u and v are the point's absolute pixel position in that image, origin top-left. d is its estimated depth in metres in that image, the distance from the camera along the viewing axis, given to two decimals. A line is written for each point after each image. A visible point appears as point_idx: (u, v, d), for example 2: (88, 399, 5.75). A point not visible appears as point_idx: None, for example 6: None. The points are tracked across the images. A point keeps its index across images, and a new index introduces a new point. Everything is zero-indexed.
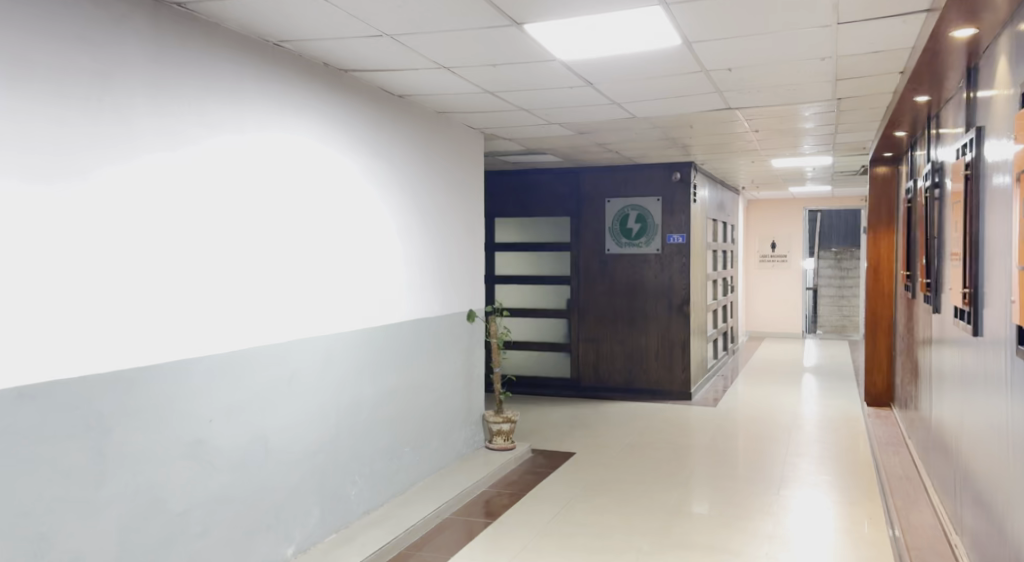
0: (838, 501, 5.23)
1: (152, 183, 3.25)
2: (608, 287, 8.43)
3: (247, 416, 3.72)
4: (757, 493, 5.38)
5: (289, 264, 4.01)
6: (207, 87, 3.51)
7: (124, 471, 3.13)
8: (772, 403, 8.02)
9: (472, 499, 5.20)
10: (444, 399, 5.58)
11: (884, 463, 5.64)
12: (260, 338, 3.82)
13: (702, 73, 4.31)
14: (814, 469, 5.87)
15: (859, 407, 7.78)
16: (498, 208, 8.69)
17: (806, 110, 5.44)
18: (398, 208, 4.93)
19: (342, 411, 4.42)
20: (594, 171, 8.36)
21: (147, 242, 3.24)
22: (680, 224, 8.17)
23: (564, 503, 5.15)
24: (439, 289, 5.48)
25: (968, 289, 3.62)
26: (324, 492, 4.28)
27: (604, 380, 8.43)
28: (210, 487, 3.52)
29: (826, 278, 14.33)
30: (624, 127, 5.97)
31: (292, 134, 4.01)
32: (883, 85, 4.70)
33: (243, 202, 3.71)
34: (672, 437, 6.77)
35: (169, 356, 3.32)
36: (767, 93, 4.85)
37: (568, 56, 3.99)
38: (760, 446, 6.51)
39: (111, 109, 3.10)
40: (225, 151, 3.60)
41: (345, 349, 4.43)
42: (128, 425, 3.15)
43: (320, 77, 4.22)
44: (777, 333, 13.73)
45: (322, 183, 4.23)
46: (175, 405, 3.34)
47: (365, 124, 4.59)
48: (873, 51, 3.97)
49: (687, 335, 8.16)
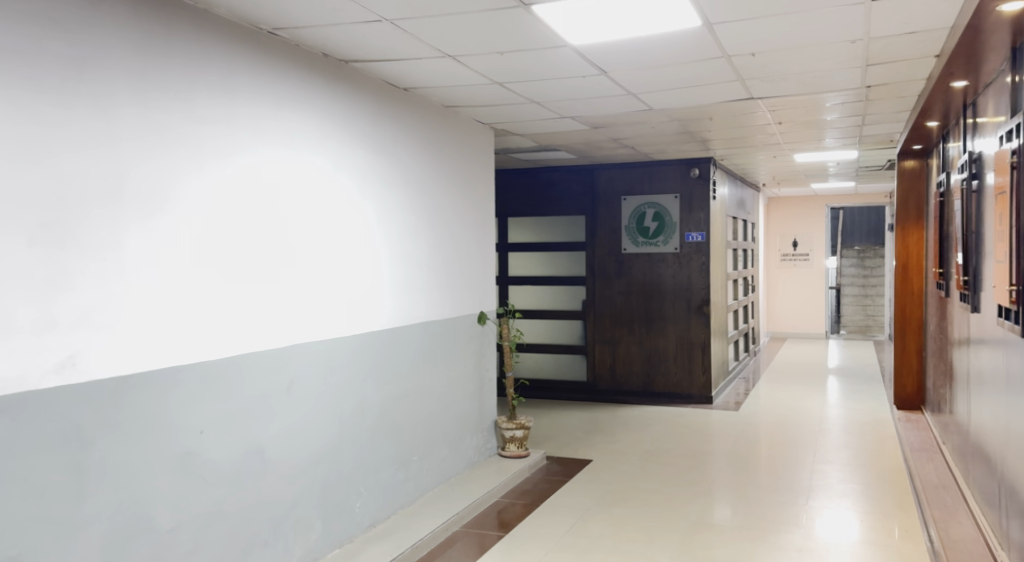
0: (870, 511, 4.95)
1: (134, 181, 3.04)
2: (624, 287, 8.17)
3: (242, 426, 3.51)
4: (785, 503, 5.11)
5: (287, 265, 3.79)
6: (196, 78, 3.30)
7: (107, 486, 2.92)
8: (796, 407, 7.72)
9: (484, 509, 4.97)
10: (454, 405, 5.35)
11: (919, 473, 5.33)
12: (256, 345, 3.60)
13: (724, 58, 4.06)
14: (843, 477, 5.59)
15: (888, 411, 7.47)
16: (511, 208, 8.47)
17: (831, 99, 5.17)
18: (403, 206, 4.70)
19: (346, 419, 4.20)
20: (610, 168, 8.12)
21: (131, 242, 3.03)
22: (699, 222, 7.89)
23: (581, 515, 4.90)
24: (448, 290, 5.25)
25: (1015, 287, 3.36)
26: (326, 505, 4.06)
27: (621, 383, 8.19)
28: (203, 502, 3.30)
29: (849, 277, 13.98)
30: (640, 119, 5.72)
31: (287, 128, 3.79)
32: (916, 71, 4.42)
33: (236, 202, 3.49)
34: (692, 443, 6.50)
35: (157, 364, 3.12)
36: (792, 81, 4.58)
37: (581, 41, 3.76)
38: (785, 452, 6.23)
39: (89, 99, 2.89)
40: (217, 147, 3.40)
41: (347, 354, 4.20)
42: (112, 438, 2.94)
43: (319, 68, 4.01)
44: (800, 333, 13.40)
45: (324, 180, 4.03)
46: (164, 415, 3.13)
47: (367, 118, 4.37)
48: (908, 32, 3.70)
49: (706, 336, 7.88)
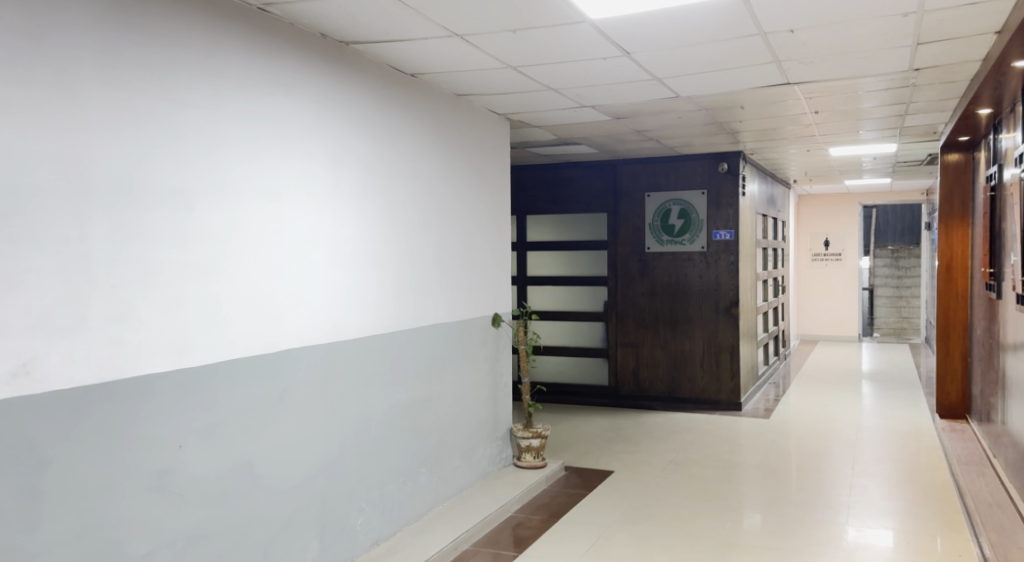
0: (916, 530, 4.56)
1: (101, 169, 2.74)
2: (648, 288, 7.80)
3: (228, 440, 3.19)
4: (822, 520, 4.73)
5: (280, 264, 3.48)
6: (176, 57, 3.00)
7: (69, 508, 2.62)
8: (831, 415, 7.31)
9: (498, 524, 4.64)
10: (467, 413, 5.04)
11: (970, 491, 4.92)
12: (244, 351, 3.29)
13: (760, 36, 3.70)
14: (885, 492, 5.20)
15: (928, 420, 7.04)
16: (530, 205, 8.13)
17: (874, 85, 4.77)
18: (411, 201, 4.40)
19: (346, 430, 3.88)
20: (633, 163, 7.75)
21: (98, 236, 2.73)
22: (727, 219, 7.49)
23: (602, 533, 4.55)
24: (459, 289, 4.92)
25: None
26: (325, 523, 3.75)
27: (644, 388, 7.82)
28: (183, 523, 2.99)
29: (882, 278, 13.49)
30: (666, 109, 5.36)
31: (281, 115, 3.48)
32: (972, 51, 4.02)
33: (221, 195, 3.18)
34: (721, 454, 6.12)
35: (129, 374, 2.81)
36: (833, 63, 4.20)
37: (600, 15, 3.42)
38: (821, 464, 5.84)
39: (48, 77, 2.60)
40: (199, 135, 3.09)
41: (347, 361, 3.88)
42: (73, 456, 2.63)
43: (318, 50, 3.70)
44: (831, 336, 12.94)
45: (322, 173, 3.71)
46: (137, 429, 2.83)
47: (370, 105, 4.05)
48: (967, 3, 3.32)
49: (735, 339, 7.49)
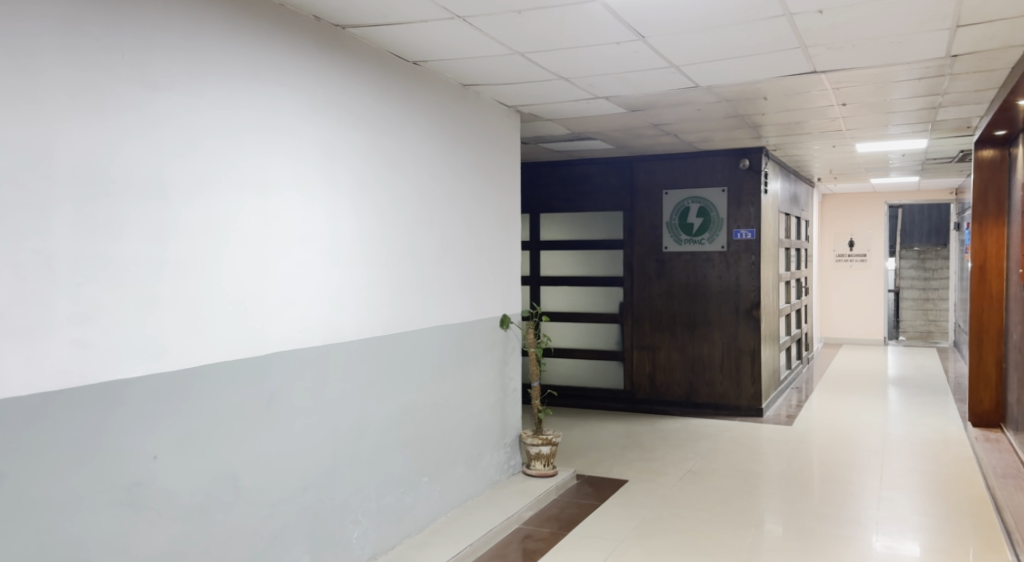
0: (951, 548, 4.26)
1: (66, 157, 2.54)
2: (665, 289, 7.53)
3: (208, 450, 2.97)
4: (849, 535, 4.44)
5: (268, 262, 3.26)
6: (152, 39, 2.79)
7: (25, 526, 2.42)
8: (856, 422, 7.00)
9: (506, 537, 4.39)
10: (473, 419, 4.80)
11: (1009, 505, 4.61)
12: (229, 354, 3.07)
13: (785, 17, 3.42)
14: (916, 505, 4.90)
15: (960, 428, 6.70)
16: (544, 203, 7.89)
17: (907, 73, 4.47)
18: (412, 195, 4.16)
19: (340, 437, 3.65)
20: (650, 160, 7.48)
21: (59, 230, 2.52)
22: (748, 218, 7.20)
23: (615, 547, 4.28)
24: (465, 289, 4.68)
25: None
26: (317, 536, 3.52)
27: (661, 392, 7.54)
28: (157, 539, 2.77)
29: (909, 279, 13.12)
30: (684, 100, 5.09)
31: (269, 102, 3.26)
32: (1017, 33, 3.72)
33: (201, 188, 2.96)
34: (740, 463, 5.84)
35: (97, 379, 2.61)
36: (864, 48, 3.92)
37: None
38: (848, 475, 5.54)
39: (6, 55, 2.39)
40: (179, 124, 2.87)
41: (341, 364, 3.65)
42: (33, 467, 2.43)
43: (311, 34, 3.47)
44: (855, 340, 12.58)
45: (314, 164, 3.48)
46: (105, 439, 2.62)
47: (368, 94, 3.82)
48: None
49: (756, 343, 7.19)
